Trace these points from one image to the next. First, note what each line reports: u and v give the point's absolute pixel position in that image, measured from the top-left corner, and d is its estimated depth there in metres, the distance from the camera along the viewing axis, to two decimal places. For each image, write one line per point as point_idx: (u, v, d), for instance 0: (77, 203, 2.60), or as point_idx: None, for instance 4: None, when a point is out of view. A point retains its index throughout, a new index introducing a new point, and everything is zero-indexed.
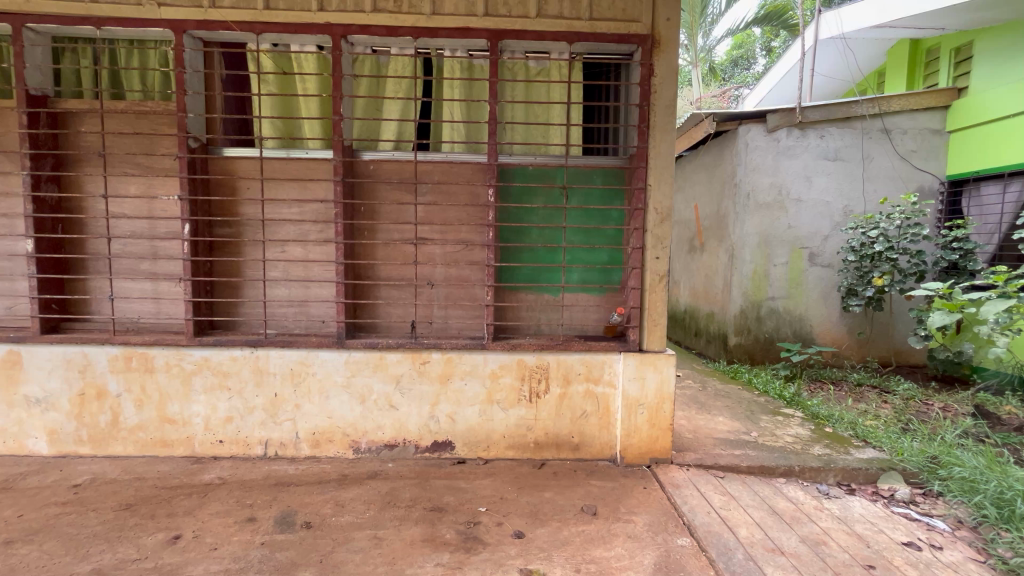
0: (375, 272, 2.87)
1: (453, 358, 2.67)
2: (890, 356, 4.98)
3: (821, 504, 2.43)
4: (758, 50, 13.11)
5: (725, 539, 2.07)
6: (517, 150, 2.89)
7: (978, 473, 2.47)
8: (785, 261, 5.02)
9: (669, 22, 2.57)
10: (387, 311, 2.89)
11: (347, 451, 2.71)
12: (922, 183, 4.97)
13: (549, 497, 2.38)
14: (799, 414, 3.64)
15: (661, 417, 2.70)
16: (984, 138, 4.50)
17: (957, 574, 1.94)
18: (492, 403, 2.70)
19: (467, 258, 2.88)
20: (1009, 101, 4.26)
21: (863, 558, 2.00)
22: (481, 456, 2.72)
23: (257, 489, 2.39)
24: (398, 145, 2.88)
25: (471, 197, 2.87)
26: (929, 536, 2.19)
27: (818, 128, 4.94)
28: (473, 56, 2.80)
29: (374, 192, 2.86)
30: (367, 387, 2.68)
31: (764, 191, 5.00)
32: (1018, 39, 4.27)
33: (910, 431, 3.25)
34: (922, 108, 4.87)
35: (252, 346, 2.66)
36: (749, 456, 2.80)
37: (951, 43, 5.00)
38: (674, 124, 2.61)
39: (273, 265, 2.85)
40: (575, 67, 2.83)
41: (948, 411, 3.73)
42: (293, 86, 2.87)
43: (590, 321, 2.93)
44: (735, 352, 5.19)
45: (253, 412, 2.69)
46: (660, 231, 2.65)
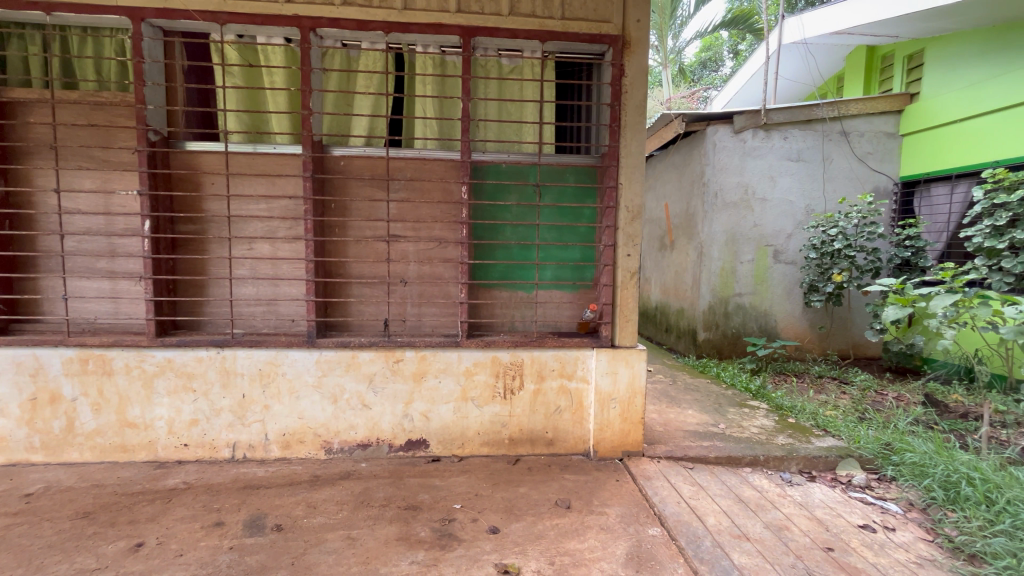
0: (347, 270, 2.83)
1: (427, 356, 2.65)
2: (849, 349, 5.21)
3: (784, 491, 2.54)
4: (726, 53, 13.43)
5: (694, 527, 2.13)
6: (491, 148, 2.88)
7: (927, 457, 2.62)
8: (751, 258, 5.19)
9: (639, 23, 2.62)
10: (359, 309, 2.85)
11: (318, 452, 2.67)
12: (878, 184, 5.21)
13: (523, 492, 2.40)
14: (764, 405, 3.77)
15: (632, 411, 2.75)
16: (935, 141, 4.75)
17: (909, 553, 2.05)
18: (467, 401, 2.70)
19: (440, 256, 2.87)
20: (958, 107, 4.52)
21: (823, 541, 2.09)
22: (456, 454, 2.72)
23: (224, 493, 2.32)
24: (369, 141, 2.84)
25: (445, 194, 2.85)
26: (883, 519, 2.31)
27: (781, 129, 5.11)
28: (446, 52, 2.78)
29: (345, 188, 2.81)
30: (339, 387, 2.64)
31: (731, 191, 5.15)
32: (966, 47, 4.53)
33: (866, 420, 3.42)
34: (877, 112, 5.10)
35: (218, 346, 2.58)
36: (717, 447, 2.89)
37: (904, 50, 5.25)
38: (644, 124, 2.66)
39: (240, 263, 2.78)
40: (547, 65, 2.84)
41: (901, 400, 3.94)
42: (259, 80, 2.79)
43: (563, 317, 2.97)
44: (704, 347, 5.33)
45: (220, 415, 2.62)
46: (631, 229, 2.70)
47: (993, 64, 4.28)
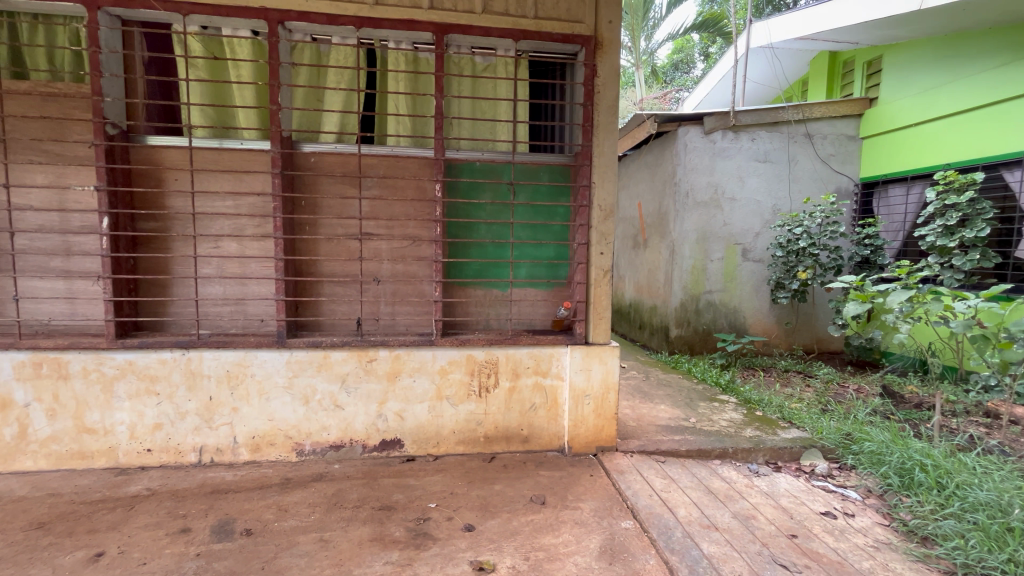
0: (318, 269, 2.78)
1: (401, 355, 2.63)
2: (813, 344, 5.41)
3: (751, 482, 2.62)
4: (697, 55, 13.69)
5: (665, 519, 2.18)
6: (465, 146, 2.88)
7: (884, 446, 2.75)
8: (721, 257, 5.33)
9: (611, 25, 2.64)
10: (331, 308, 2.80)
11: (289, 454, 2.62)
12: (840, 185, 5.41)
13: (499, 489, 2.41)
14: (733, 399, 3.88)
15: (606, 407, 2.80)
16: (892, 143, 4.98)
17: (867, 537, 2.15)
18: (442, 399, 2.69)
19: (414, 254, 2.86)
20: (913, 111, 4.74)
21: (787, 529, 2.17)
22: (431, 454, 2.71)
23: (191, 498, 2.26)
24: (341, 138, 2.79)
25: (418, 191, 2.84)
26: (844, 506, 2.41)
27: (749, 131, 5.26)
28: (419, 49, 2.76)
29: (316, 185, 2.76)
30: (311, 387, 2.59)
31: (701, 190, 5.27)
32: (920, 54, 4.75)
33: (829, 411, 3.56)
34: (838, 115, 5.31)
35: (183, 348, 2.50)
36: (688, 440, 2.96)
37: (864, 56, 5.47)
38: (616, 124, 2.70)
39: (205, 262, 2.70)
40: (521, 64, 2.85)
41: (861, 392, 4.11)
42: (225, 73, 2.71)
43: (538, 315, 2.99)
44: (676, 343, 5.44)
45: (186, 418, 2.54)
46: (605, 227, 2.74)
47: (944, 71, 4.51)
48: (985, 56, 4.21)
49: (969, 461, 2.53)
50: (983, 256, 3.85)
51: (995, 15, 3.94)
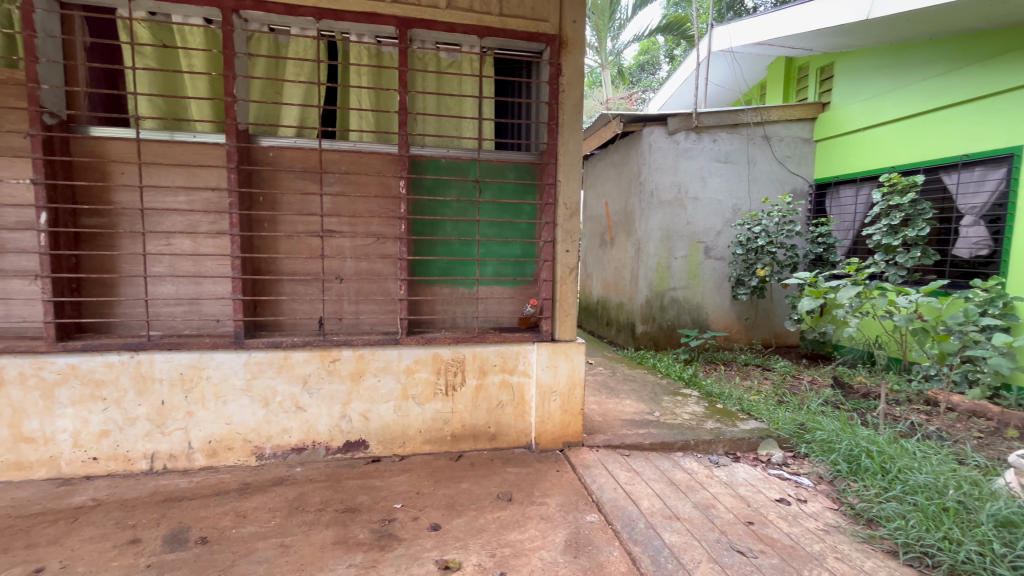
0: (278, 267, 2.70)
1: (366, 354, 2.58)
2: (771, 338, 5.63)
3: (711, 472, 2.71)
4: (662, 57, 13.97)
5: (629, 511, 2.23)
6: (430, 142, 2.82)
7: (834, 435, 2.89)
8: (684, 255, 5.47)
9: (576, 24, 2.68)
10: (292, 307, 2.74)
11: (249, 458, 2.54)
12: (796, 186, 5.64)
13: (465, 487, 2.40)
14: (695, 393, 4.00)
15: (572, 403, 2.83)
16: (843, 146, 5.22)
17: (818, 522, 2.25)
18: (408, 399, 2.66)
19: (379, 252, 2.81)
20: (862, 116, 4.99)
21: (744, 516, 2.26)
22: (397, 454, 2.67)
23: (141, 507, 2.15)
24: (301, 132, 2.71)
25: (382, 188, 2.80)
26: (797, 492, 2.52)
27: (711, 132, 5.42)
28: (382, 43, 2.70)
29: (274, 180, 2.68)
30: (271, 389, 2.52)
31: (665, 190, 5.39)
32: (868, 62, 5.01)
33: (784, 402, 3.72)
34: (793, 119, 5.53)
35: (132, 350, 2.38)
36: (652, 434, 3.04)
37: (817, 63, 5.71)
38: (580, 124, 2.73)
39: (156, 259, 2.58)
40: (486, 62, 2.85)
41: (814, 383, 4.32)
42: (175, 62, 2.59)
43: (505, 313, 3.00)
44: (642, 339, 5.55)
45: (136, 424, 2.42)
46: (570, 225, 2.76)
47: (892, 79, 4.76)
48: (927, 65, 4.46)
49: (910, 447, 2.69)
50: (924, 253, 4.09)
51: (935, 28, 4.18)
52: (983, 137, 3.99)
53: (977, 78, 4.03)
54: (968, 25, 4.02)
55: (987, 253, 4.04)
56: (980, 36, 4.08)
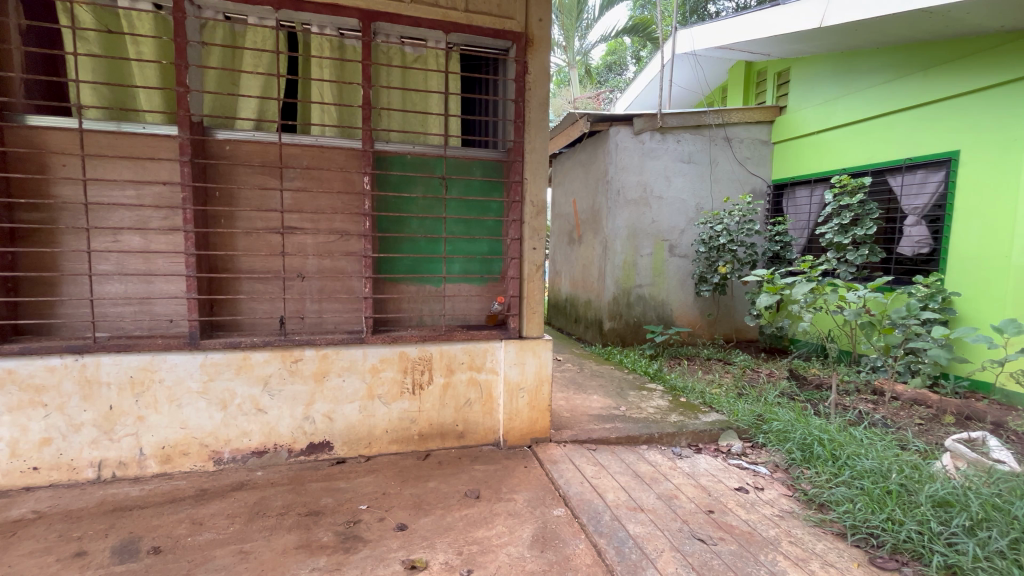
0: (236, 264, 2.62)
1: (329, 354, 2.53)
2: (732, 333, 5.82)
3: (674, 464, 2.79)
4: (629, 58, 14.22)
5: (595, 504, 2.27)
6: (395, 138, 2.80)
7: (789, 425, 3.02)
8: (650, 252, 5.60)
9: (542, 23, 2.69)
10: (251, 307, 2.66)
11: (206, 463, 2.44)
12: (755, 186, 5.85)
13: (433, 486, 2.39)
14: (660, 387, 4.10)
15: (540, 399, 2.85)
16: (799, 148, 5.46)
17: (773, 508, 2.35)
18: (373, 398, 2.62)
19: (342, 249, 2.75)
20: (816, 120, 5.23)
21: (705, 505, 2.33)
22: (363, 454, 2.63)
23: (88, 518, 2.04)
24: (259, 125, 2.62)
25: (346, 184, 2.75)
26: (755, 480, 2.62)
27: (675, 133, 5.55)
28: (345, 36, 2.64)
29: (230, 175, 2.59)
30: (229, 391, 2.43)
31: (631, 189, 5.49)
32: (820, 68, 5.24)
33: (744, 395, 3.87)
34: (753, 121, 5.72)
35: (75, 353, 2.25)
36: (618, 428, 3.09)
37: (774, 67, 5.93)
38: (547, 121, 2.74)
39: (102, 256, 2.45)
40: (453, 58, 2.82)
41: (771, 375, 4.50)
42: (122, 49, 2.45)
43: (472, 311, 3.00)
44: (610, 335, 5.63)
45: (81, 431, 2.29)
46: (536, 223, 2.78)
47: (842, 84, 4.98)
48: (874, 72, 4.69)
49: (858, 434, 2.85)
50: (871, 251, 4.32)
51: (881, 37, 4.40)
52: (926, 143, 4.25)
53: (920, 87, 4.27)
54: (911, 36, 4.23)
55: (928, 251, 4.29)
56: (921, 46, 4.31)
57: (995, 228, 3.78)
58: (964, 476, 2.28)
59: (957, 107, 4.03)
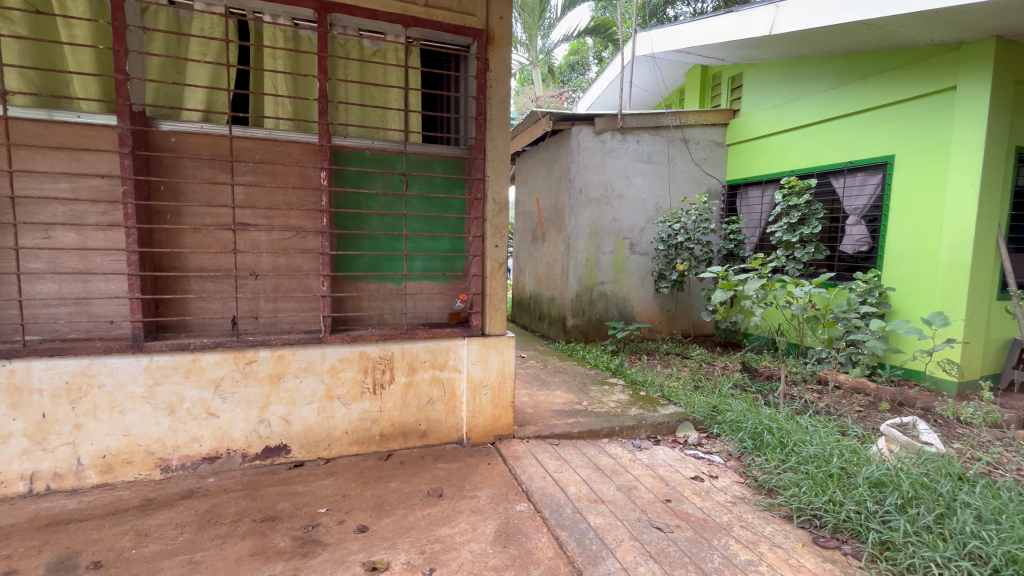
0: (184, 262, 2.50)
1: (285, 354, 2.45)
2: (690, 328, 6.02)
3: (634, 456, 2.86)
4: (591, 58, 14.46)
5: (557, 498, 2.31)
6: (353, 133, 2.75)
7: (741, 415, 3.15)
8: (611, 250, 5.71)
9: (502, 20, 2.70)
10: (200, 307, 2.55)
11: (152, 472, 2.32)
12: (710, 186, 6.06)
13: (394, 486, 2.36)
14: (621, 381, 4.21)
15: (502, 396, 2.87)
16: (752, 150, 5.69)
17: (727, 495, 2.46)
18: (333, 399, 2.56)
19: (298, 246, 2.67)
20: (767, 123, 5.47)
21: (663, 494, 2.41)
22: (322, 457, 2.57)
23: (18, 535, 1.90)
24: (208, 117, 2.50)
25: (302, 179, 2.67)
26: (710, 469, 2.73)
27: (635, 133, 5.68)
28: (299, 26, 2.56)
29: (176, 168, 2.47)
30: (177, 396, 2.32)
31: (593, 187, 5.59)
32: (771, 73, 5.48)
33: (700, 387, 4.03)
34: (708, 123, 5.93)
35: (3, 358, 2.10)
36: (580, 422, 3.15)
37: (729, 72, 6.15)
38: (508, 119, 2.75)
39: (32, 254, 2.28)
40: (412, 52, 2.78)
41: (725, 368, 4.69)
42: (53, 32, 2.29)
43: (434, 308, 2.98)
44: (573, 332, 5.71)
45: (10, 441, 2.14)
46: (498, 221, 2.79)
47: (791, 90, 5.23)
48: (820, 79, 4.94)
49: (804, 422, 3.01)
50: (817, 249, 4.55)
51: (826, 47, 4.65)
52: (865, 147, 4.53)
53: (861, 94, 4.54)
54: (852, 46, 4.49)
55: (867, 249, 4.57)
56: (862, 55, 4.57)
57: (926, 228, 4.07)
58: (896, 458, 2.45)
59: (893, 114, 4.31)
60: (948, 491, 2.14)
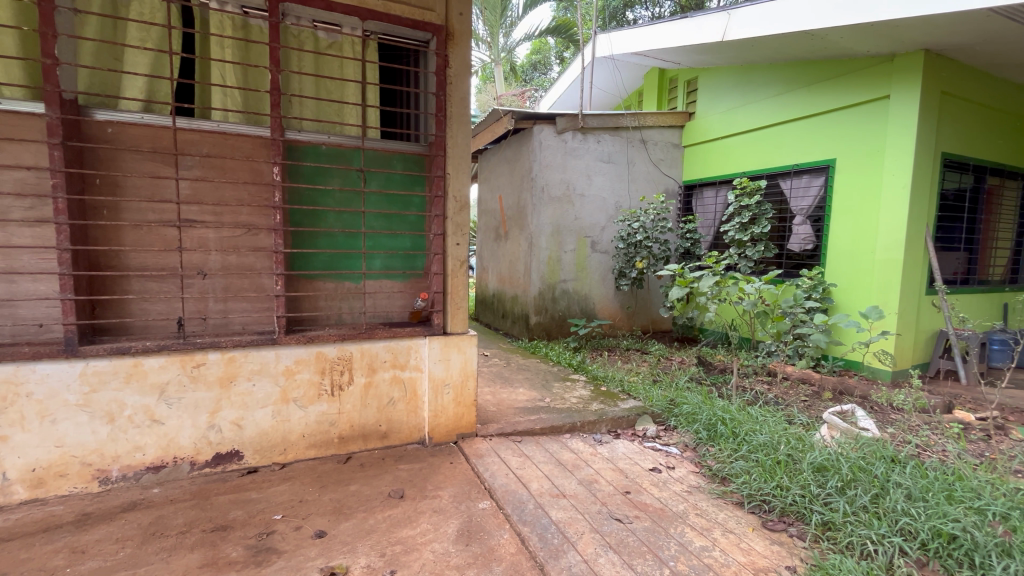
0: (123, 261, 2.36)
1: (237, 357, 2.35)
2: (649, 324, 6.19)
3: (595, 450, 2.92)
4: (553, 58, 14.62)
5: (519, 494, 2.32)
6: (307, 127, 2.64)
7: (697, 407, 3.27)
8: (573, 248, 5.79)
9: (462, 17, 2.68)
10: (142, 308, 2.41)
11: (89, 484, 2.18)
12: (668, 186, 6.23)
13: (354, 490, 2.31)
14: (583, 377, 4.28)
15: (465, 395, 2.86)
16: (706, 152, 5.90)
17: (683, 485, 2.54)
18: (288, 402, 2.48)
19: (249, 244, 2.57)
20: (720, 126, 5.68)
21: (622, 486, 2.47)
22: (277, 462, 2.49)
23: None
24: (149, 107, 2.36)
25: (253, 174, 2.57)
26: (667, 460, 2.82)
27: (595, 134, 5.77)
28: (249, 15, 2.46)
29: (114, 161, 2.32)
30: (117, 403, 2.18)
31: (555, 186, 5.65)
32: (723, 78, 5.69)
33: (658, 381, 4.16)
34: (665, 125, 6.10)
35: None
36: (543, 418, 3.18)
37: (684, 76, 6.34)
38: (468, 117, 2.74)
39: None
40: (370, 46, 2.71)
41: (682, 362, 4.86)
42: None
43: (394, 307, 2.94)
44: (536, 330, 5.75)
45: None
46: (460, 219, 2.78)
47: (743, 95, 5.44)
48: (768, 85, 5.17)
49: (754, 413, 3.16)
50: (766, 248, 4.78)
51: (774, 55, 4.86)
52: (810, 151, 4.78)
53: (805, 100, 4.77)
54: (798, 55, 4.72)
55: (812, 248, 4.82)
56: (806, 64, 4.81)
57: (864, 228, 4.35)
58: (837, 443, 2.61)
59: (835, 120, 4.57)
60: (883, 472, 2.29)
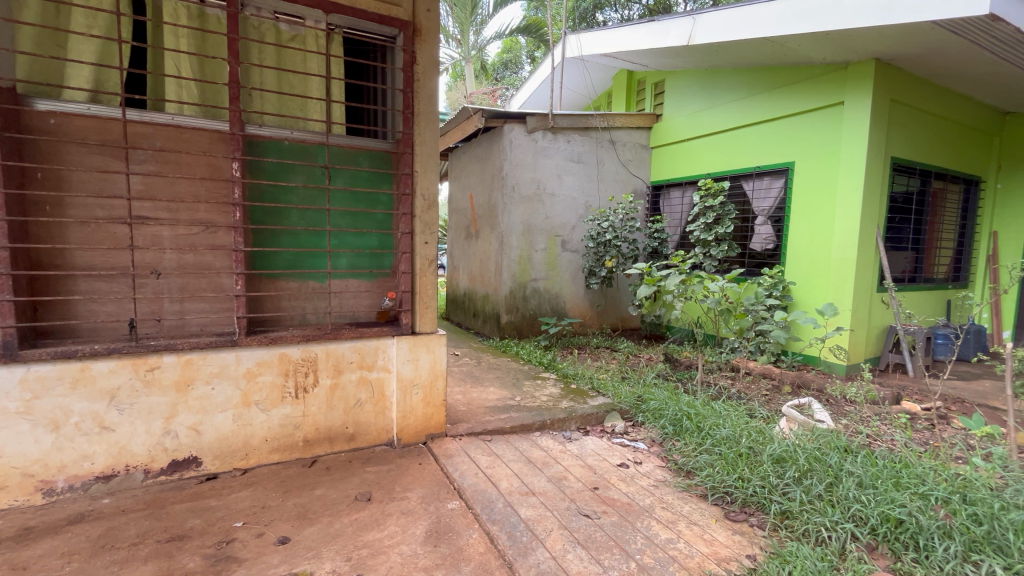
0: (69, 260, 2.23)
1: (194, 359, 2.26)
2: (618, 322, 6.29)
3: (564, 448, 2.94)
4: (524, 58, 14.66)
5: (488, 493, 2.32)
6: (270, 122, 2.58)
7: (663, 403, 3.35)
8: (543, 247, 5.82)
9: (430, 13, 2.66)
10: (90, 309, 2.29)
11: (32, 496, 2.06)
12: (636, 186, 6.34)
13: (319, 494, 2.26)
14: (553, 375, 4.31)
15: (434, 395, 2.83)
16: (673, 154, 6.03)
17: (650, 479, 2.60)
18: (250, 406, 2.40)
19: (208, 242, 2.48)
20: (686, 128, 5.82)
21: (591, 483, 2.50)
22: (238, 468, 2.40)
23: None
24: (96, 97, 2.24)
25: (211, 170, 2.48)
26: (634, 456, 2.88)
27: (565, 133, 5.82)
28: (206, 4, 2.36)
29: (57, 154, 2.20)
30: (62, 410, 2.07)
31: (525, 185, 5.67)
32: (689, 82, 5.83)
33: (627, 377, 4.24)
34: (633, 127, 6.20)
35: None
36: (513, 417, 3.19)
37: (651, 78, 6.46)
38: (437, 114, 2.71)
39: None
40: (335, 40, 2.66)
41: (650, 359, 4.96)
42: None
43: (361, 307, 2.89)
44: (507, 329, 5.76)
45: None
46: (428, 217, 2.75)
47: (707, 98, 5.59)
48: (731, 89, 5.33)
49: (717, 407, 3.26)
50: (729, 247, 4.93)
51: (737, 60, 5.01)
52: (770, 154, 4.95)
53: (767, 105, 4.94)
54: (759, 61, 4.88)
55: (773, 247, 5.00)
56: (767, 69, 4.98)
57: (820, 228, 4.55)
58: (795, 435, 2.72)
59: (793, 125, 4.75)
60: (837, 462, 2.40)
